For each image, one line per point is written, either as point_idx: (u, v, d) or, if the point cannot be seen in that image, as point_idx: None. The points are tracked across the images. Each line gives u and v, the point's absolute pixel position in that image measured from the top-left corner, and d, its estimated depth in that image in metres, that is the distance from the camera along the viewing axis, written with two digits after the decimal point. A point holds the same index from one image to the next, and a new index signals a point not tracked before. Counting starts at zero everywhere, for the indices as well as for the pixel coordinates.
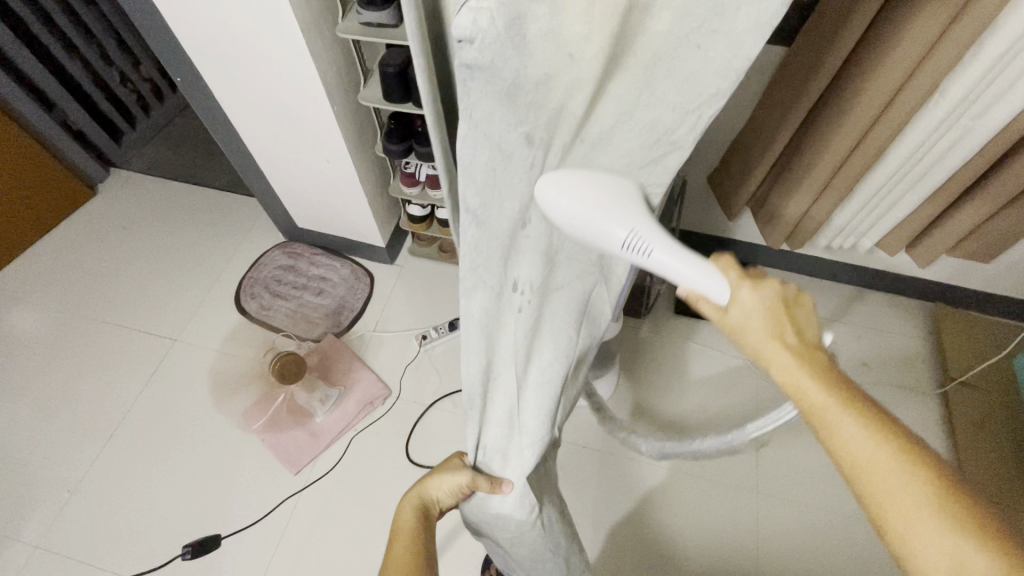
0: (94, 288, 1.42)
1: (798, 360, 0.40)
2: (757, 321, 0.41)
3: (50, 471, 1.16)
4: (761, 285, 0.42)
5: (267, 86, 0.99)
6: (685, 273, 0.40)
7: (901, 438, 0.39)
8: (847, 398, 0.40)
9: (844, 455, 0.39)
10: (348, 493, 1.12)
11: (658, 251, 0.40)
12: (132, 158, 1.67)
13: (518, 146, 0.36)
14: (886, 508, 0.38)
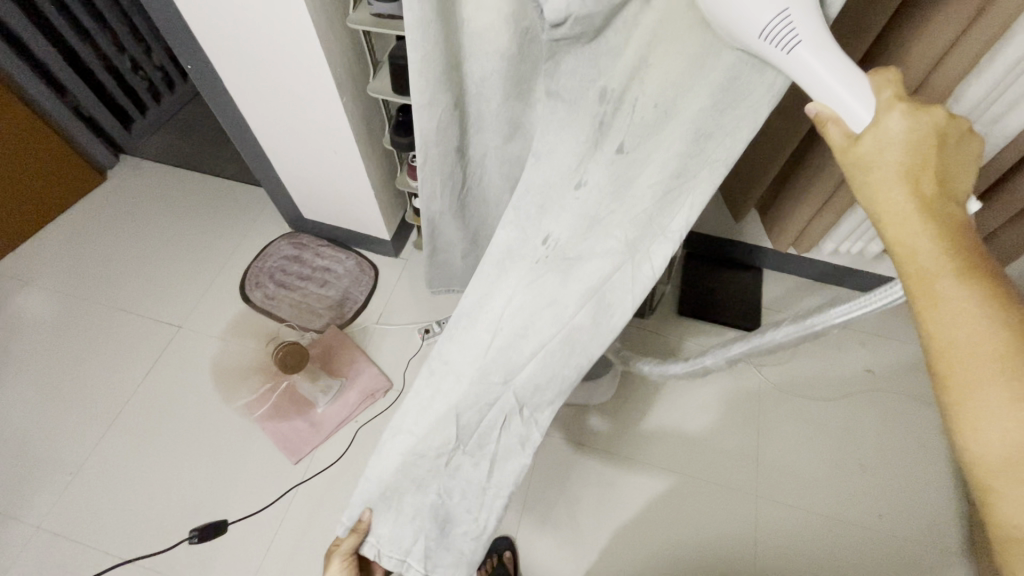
0: (101, 273, 1.43)
1: (924, 216, 0.36)
2: (889, 162, 0.37)
3: (52, 454, 1.17)
4: (919, 116, 0.37)
5: (277, 75, 0.99)
6: (823, 71, 0.37)
7: (1019, 322, 0.34)
8: (965, 264, 0.35)
9: (938, 330, 0.35)
10: (347, 484, 1.12)
11: (801, 44, 0.36)
12: (142, 144, 1.68)
13: (587, 104, 0.49)
14: (964, 388, 0.34)
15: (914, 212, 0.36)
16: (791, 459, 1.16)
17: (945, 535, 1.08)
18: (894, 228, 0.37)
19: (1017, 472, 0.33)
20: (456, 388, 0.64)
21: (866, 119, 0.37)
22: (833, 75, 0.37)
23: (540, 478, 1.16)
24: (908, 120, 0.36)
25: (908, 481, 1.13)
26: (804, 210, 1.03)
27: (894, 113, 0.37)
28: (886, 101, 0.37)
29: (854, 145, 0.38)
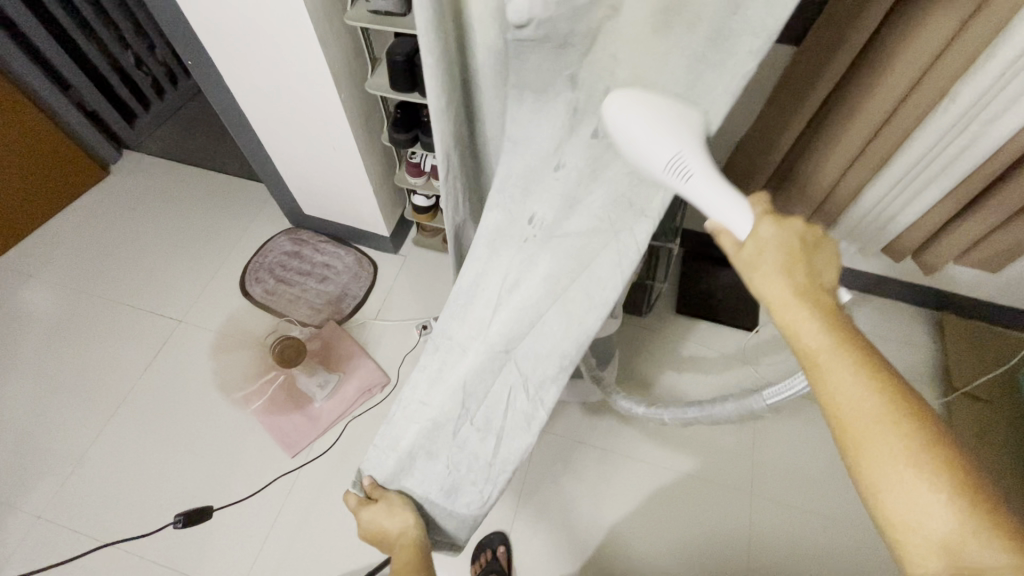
0: (103, 267, 1.44)
1: (805, 303, 0.43)
2: (773, 260, 0.44)
3: (53, 445, 1.18)
4: (782, 223, 0.46)
5: (275, 71, 0.99)
6: (710, 199, 0.47)
7: (896, 396, 0.39)
8: (846, 345, 0.41)
9: (833, 401, 0.41)
10: (344, 478, 1.13)
11: (695, 178, 0.46)
12: (145, 140, 1.69)
13: (559, 91, 0.51)
14: (865, 454, 0.39)
15: (796, 300, 0.43)
16: (787, 458, 1.16)
17: None
18: (785, 315, 0.43)
19: (920, 521, 0.37)
20: (458, 361, 0.66)
21: (745, 231, 0.46)
22: (722, 199, 0.46)
23: (536, 474, 1.17)
24: (774, 230, 0.45)
25: None
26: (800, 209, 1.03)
27: (764, 222, 0.46)
28: (759, 215, 0.46)
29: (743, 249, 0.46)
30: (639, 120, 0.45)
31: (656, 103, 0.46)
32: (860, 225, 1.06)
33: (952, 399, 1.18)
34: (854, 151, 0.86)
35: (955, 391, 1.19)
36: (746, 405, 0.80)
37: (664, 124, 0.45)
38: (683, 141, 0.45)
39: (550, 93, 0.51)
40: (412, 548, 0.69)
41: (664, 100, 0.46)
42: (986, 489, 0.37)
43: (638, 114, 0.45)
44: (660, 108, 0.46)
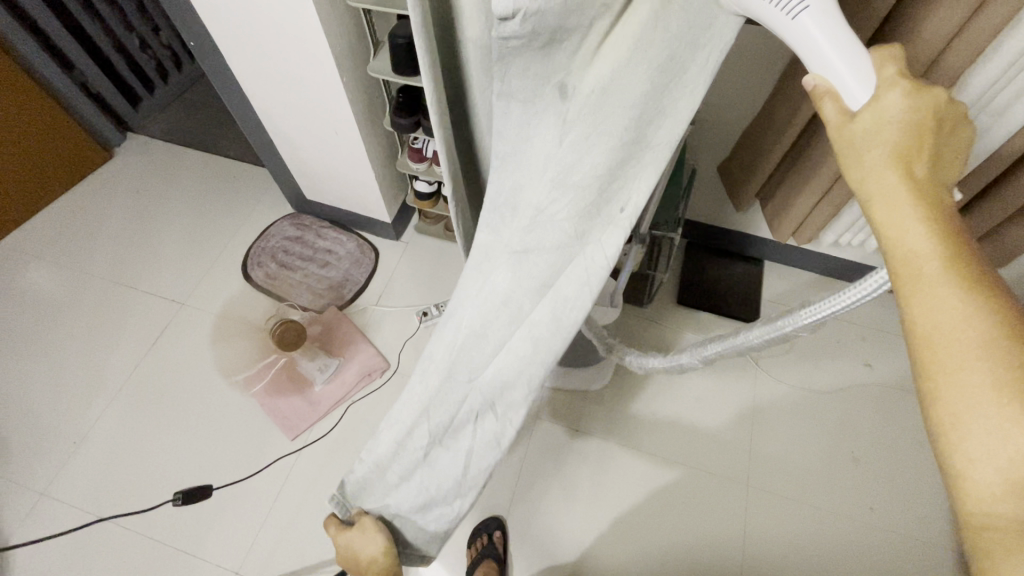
0: (107, 249, 1.45)
1: (914, 197, 0.36)
2: (885, 142, 0.37)
3: (57, 424, 1.20)
4: (916, 95, 0.38)
5: (277, 53, 0.98)
6: (827, 39, 0.38)
7: (1004, 314, 0.33)
8: (954, 252, 0.34)
9: (923, 314, 0.34)
10: (343, 461, 1.14)
11: (808, 10, 0.38)
12: (149, 123, 1.69)
13: (547, 100, 0.46)
14: (944, 379, 0.34)
15: (904, 196, 0.36)
16: (784, 448, 1.17)
17: (937, 527, 1.08)
18: (885, 210, 0.36)
19: (1000, 466, 0.31)
20: (438, 382, 0.68)
21: (864, 98, 0.38)
22: (833, 46, 0.38)
23: (534, 460, 1.17)
24: (907, 100, 0.37)
25: (902, 473, 1.13)
26: (805, 201, 1.03)
27: (894, 93, 0.37)
28: (888, 79, 0.38)
29: (851, 122, 0.38)
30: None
31: None
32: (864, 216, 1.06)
33: None
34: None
35: None
36: (777, 328, 0.63)
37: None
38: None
39: (538, 103, 0.46)
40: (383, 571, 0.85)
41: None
42: None
43: None
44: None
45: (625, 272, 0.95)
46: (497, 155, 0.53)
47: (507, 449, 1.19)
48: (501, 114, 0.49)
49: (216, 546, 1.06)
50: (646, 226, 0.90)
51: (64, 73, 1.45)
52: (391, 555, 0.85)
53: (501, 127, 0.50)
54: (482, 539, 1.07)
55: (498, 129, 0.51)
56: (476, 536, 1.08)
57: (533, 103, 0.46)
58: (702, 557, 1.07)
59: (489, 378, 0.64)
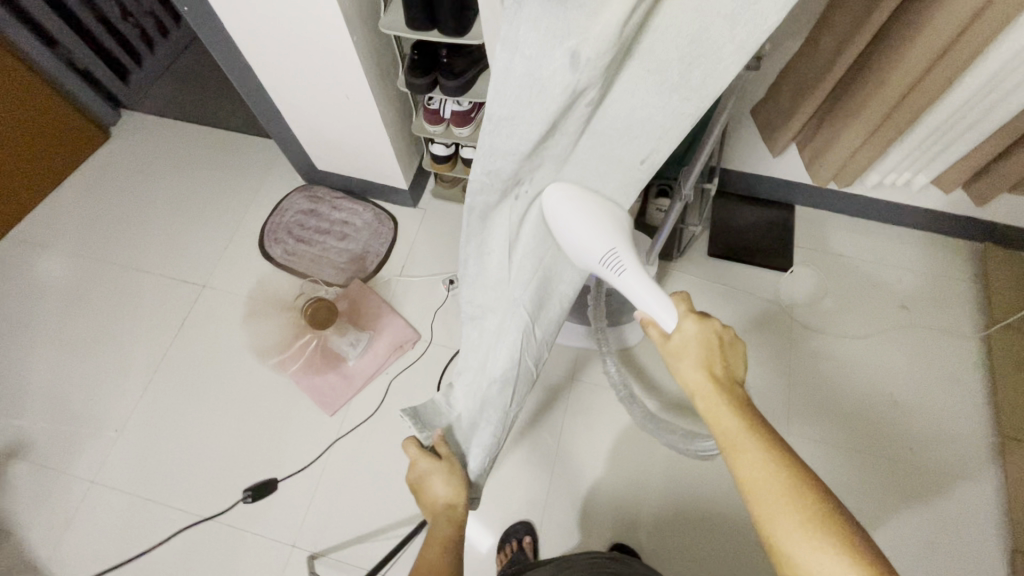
0: (119, 234, 1.41)
1: (717, 392, 0.52)
2: (690, 353, 0.55)
3: (95, 412, 1.20)
4: (703, 320, 0.56)
5: (280, 16, 0.91)
6: (641, 291, 0.61)
7: (795, 472, 0.47)
8: (752, 432, 0.49)
9: (748, 481, 0.47)
10: (383, 432, 1.14)
11: (625, 272, 0.63)
12: (142, 98, 1.61)
13: (557, 64, 0.47)
14: (774, 529, 0.45)
15: (710, 387, 0.53)
16: (822, 395, 1.17)
17: (977, 465, 1.10)
18: (704, 402, 0.52)
19: None
20: (489, 320, 0.78)
21: (672, 325, 0.57)
22: (649, 295, 0.60)
23: (576, 421, 1.17)
24: (697, 324, 0.56)
25: (938, 415, 1.15)
26: (845, 144, 1.03)
27: (688, 320, 0.56)
28: (683, 314, 0.57)
29: (669, 340, 0.57)
30: (576, 212, 0.64)
31: (592, 206, 0.65)
32: (910, 153, 1.05)
33: (993, 330, 1.20)
34: (921, 69, 0.83)
35: (997, 323, 1.20)
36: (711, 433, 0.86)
37: (596, 224, 0.64)
38: (613, 241, 0.65)
39: (545, 62, 0.47)
40: (451, 520, 0.82)
41: (595, 200, 0.66)
42: (876, 553, 0.43)
43: (578, 211, 0.64)
44: (595, 211, 0.65)
45: (666, 230, 0.92)
46: (489, 118, 0.53)
47: (547, 411, 1.18)
48: (503, 69, 0.49)
49: (269, 521, 1.08)
50: (689, 184, 0.86)
51: (40, 43, 1.34)
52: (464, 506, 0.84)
53: (501, 86, 0.50)
54: (515, 543, 1.06)
55: (496, 90, 0.50)
56: (516, 535, 1.07)
57: (540, 60, 0.47)
58: None
59: (530, 299, 0.74)
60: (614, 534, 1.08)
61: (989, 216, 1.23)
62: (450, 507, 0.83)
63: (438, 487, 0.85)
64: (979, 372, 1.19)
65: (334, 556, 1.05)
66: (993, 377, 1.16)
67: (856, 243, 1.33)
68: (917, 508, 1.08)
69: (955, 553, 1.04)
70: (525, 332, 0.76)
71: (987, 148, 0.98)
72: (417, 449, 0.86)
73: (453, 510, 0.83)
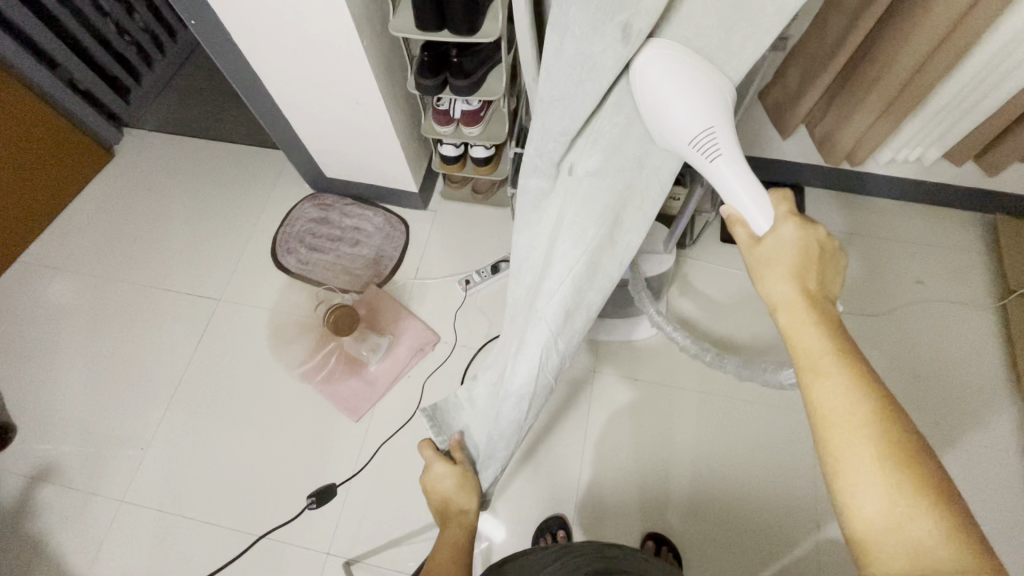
0: (129, 252, 1.41)
1: (808, 304, 0.48)
2: (783, 260, 0.49)
3: (119, 432, 1.20)
4: (806, 227, 0.50)
5: (288, 25, 0.91)
6: (731, 181, 0.53)
7: (881, 400, 0.43)
8: (843, 351, 0.45)
9: (821, 399, 0.44)
10: (409, 435, 1.14)
11: (719, 159, 0.53)
12: (143, 115, 1.61)
13: (608, 40, 0.49)
14: (840, 449, 0.42)
15: (798, 300, 0.48)
16: None
17: (1001, 438, 1.11)
18: (790, 312, 0.48)
19: (887, 523, 0.40)
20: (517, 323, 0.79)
21: (765, 227, 0.51)
22: (740, 185, 0.52)
23: (600, 413, 1.18)
24: (799, 231, 0.50)
25: (960, 387, 1.16)
26: (858, 122, 1.03)
27: (789, 225, 0.50)
28: (783, 216, 0.51)
29: (758, 244, 0.51)
30: (676, 78, 0.52)
31: (697, 67, 0.53)
32: (923, 127, 1.06)
33: (1009, 301, 1.20)
34: (934, 43, 0.83)
35: (1013, 292, 1.21)
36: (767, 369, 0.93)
37: (698, 94, 0.52)
38: (714, 120, 0.53)
39: (596, 39, 0.50)
40: (462, 524, 0.83)
41: (703, 66, 0.53)
42: (955, 497, 0.40)
43: (677, 69, 0.52)
44: (698, 76, 0.53)
45: (687, 216, 0.93)
46: (544, 99, 0.57)
47: (571, 405, 1.19)
48: (555, 50, 0.52)
49: (302, 531, 1.08)
50: None
51: (42, 65, 1.33)
52: (476, 514, 0.86)
53: (553, 67, 0.53)
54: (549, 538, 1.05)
55: (548, 72, 0.54)
56: (550, 530, 1.06)
57: (591, 38, 0.50)
58: (781, 488, 1.09)
59: (554, 309, 0.70)
60: (645, 524, 1.08)
61: (999, 186, 1.24)
62: (462, 513, 0.85)
63: (454, 492, 0.86)
64: (998, 342, 1.19)
65: (369, 561, 1.05)
66: (1012, 347, 1.17)
67: (866, 221, 1.33)
68: None
69: (987, 524, 1.04)
70: (546, 346, 0.72)
71: (999, 119, 0.99)
72: (432, 452, 0.88)
73: (464, 514, 0.85)
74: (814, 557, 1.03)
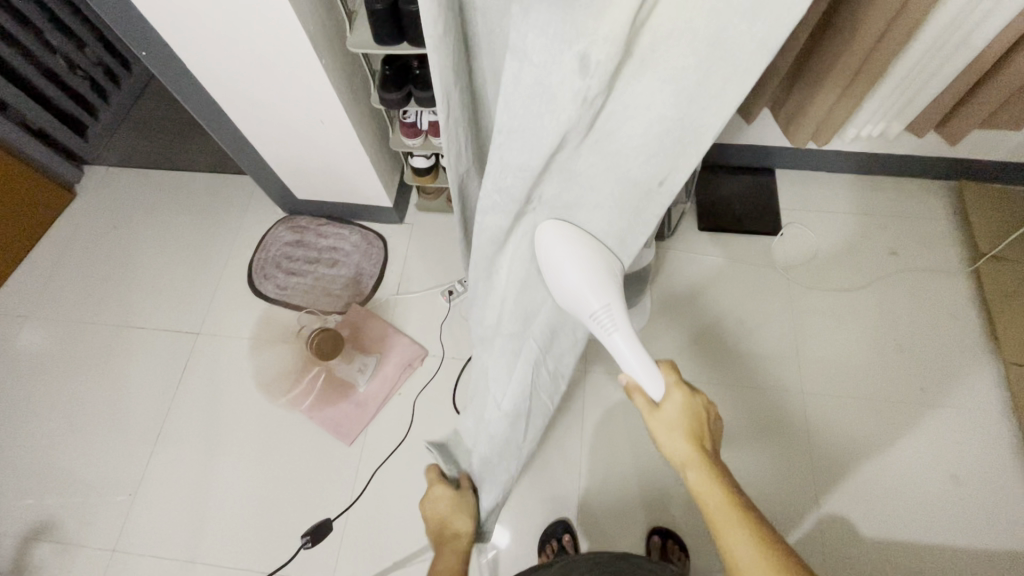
0: (101, 293, 1.37)
1: (703, 465, 0.59)
2: (677, 425, 0.61)
3: (105, 479, 1.16)
4: (688, 394, 0.62)
5: (243, 49, 0.89)
6: (629, 356, 0.63)
7: (777, 550, 0.53)
8: (737, 507, 0.56)
9: (732, 554, 0.55)
10: (404, 454, 1.13)
11: (616, 333, 0.63)
12: (104, 151, 1.57)
13: (565, 70, 0.47)
14: None
15: (695, 459, 0.59)
16: (831, 350, 1.20)
17: (985, 398, 1.13)
18: (691, 473, 0.59)
19: None
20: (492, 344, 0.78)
21: (660, 397, 0.62)
22: (638, 361, 0.63)
23: (596, 411, 1.17)
24: (684, 399, 0.62)
25: (942, 359, 1.17)
26: (822, 102, 1.04)
27: (676, 392, 0.62)
28: (671, 384, 0.62)
29: (656, 410, 0.62)
30: (576, 255, 0.62)
31: (586, 245, 0.63)
32: (885, 101, 1.08)
33: (982, 264, 1.23)
34: (887, 21, 0.85)
35: (984, 256, 1.24)
36: None
37: (593, 273, 0.62)
38: (607, 296, 0.63)
39: (553, 68, 0.47)
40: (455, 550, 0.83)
41: (591, 240, 0.64)
42: None
43: (571, 248, 0.63)
44: (588, 254, 0.63)
45: None
46: (502, 129, 0.55)
47: (566, 408, 1.18)
48: (511, 80, 0.50)
49: (304, 562, 1.06)
50: None
51: None
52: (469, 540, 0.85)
53: (510, 95, 0.52)
54: (555, 544, 1.05)
55: (505, 101, 0.53)
56: (556, 534, 1.06)
57: (548, 67, 0.48)
58: (780, 468, 1.10)
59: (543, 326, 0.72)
60: (650, 517, 1.08)
61: (961, 152, 1.27)
62: (456, 538, 0.84)
63: (453, 518, 0.85)
64: (975, 304, 1.22)
65: None
66: (987, 308, 1.20)
67: (838, 198, 1.35)
68: (938, 449, 1.10)
69: (979, 485, 1.06)
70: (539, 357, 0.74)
71: (954, 89, 1.01)
72: (435, 476, 0.88)
73: (457, 539, 0.85)
74: (818, 533, 1.05)
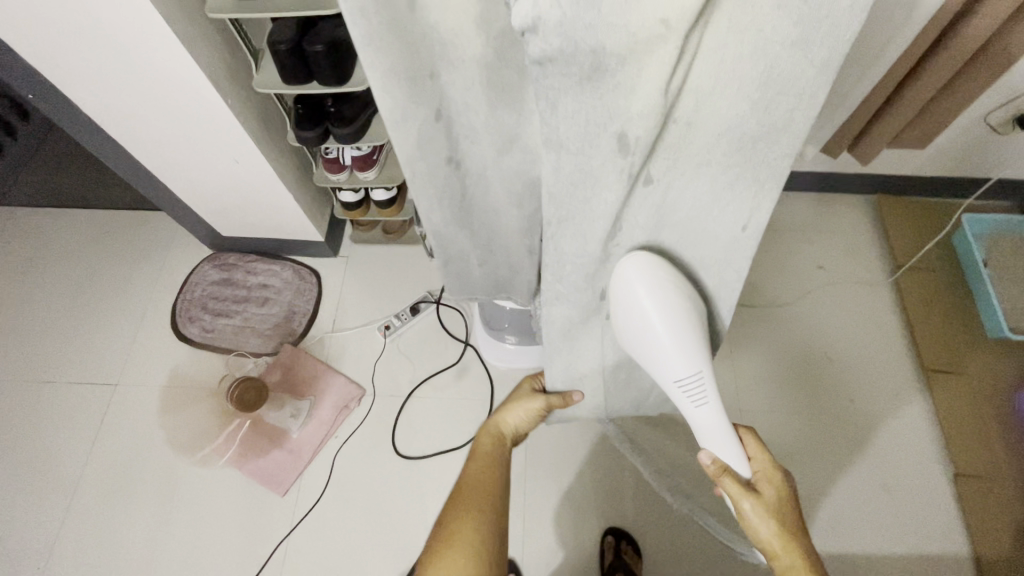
0: (4, 345, 1.27)
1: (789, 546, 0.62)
2: (768, 507, 0.63)
3: (10, 552, 1.06)
4: (774, 477, 0.66)
5: (140, 91, 0.84)
6: (719, 430, 0.63)
7: None
8: None
9: None
10: (341, 501, 1.08)
11: (706, 403, 0.62)
12: (10, 190, 1.46)
13: (604, 151, 0.46)
14: None
15: (785, 542, 0.62)
16: (765, 364, 1.22)
17: (910, 404, 1.18)
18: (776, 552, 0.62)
19: None
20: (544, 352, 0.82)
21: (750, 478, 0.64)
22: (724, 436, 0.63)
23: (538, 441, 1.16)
24: (772, 483, 0.65)
25: (871, 369, 1.21)
26: None
27: (764, 476, 0.66)
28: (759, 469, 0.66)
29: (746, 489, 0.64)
30: (670, 315, 0.59)
31: (679, 302, 0.60)
32: None
33: (899, 274, 1.29)
34: None
35: (901, 267, 1.30)
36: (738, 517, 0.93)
37: (686, 339, 0.60)
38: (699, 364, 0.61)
39: (593, 152, 0.47)
40: None
41: (680, 296, 0.60)
42: None
43: (662, 309, 0.59)
44: (679, 315, 0.60)
45: None
46: (552, 219, 0.54)
47: None
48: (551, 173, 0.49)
49: None
50: None
51: None
52: None
53: (552, 188, 0.51)
54: None
55: (550, 194, 0.51)
56: None
57: (589, 153, 0.47)
58: None
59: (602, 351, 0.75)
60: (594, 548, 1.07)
61: (875, 169, 1.33)
62: None
63: None
64: (895, 313, 1.27)
65: None
66: (906, 316, 1.26)
67: None
68: (869, 458, 1.13)
69: (907, 489, 1.10)
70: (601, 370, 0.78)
71: (861, 113, 1.06)
72: None
73: None
74: None
